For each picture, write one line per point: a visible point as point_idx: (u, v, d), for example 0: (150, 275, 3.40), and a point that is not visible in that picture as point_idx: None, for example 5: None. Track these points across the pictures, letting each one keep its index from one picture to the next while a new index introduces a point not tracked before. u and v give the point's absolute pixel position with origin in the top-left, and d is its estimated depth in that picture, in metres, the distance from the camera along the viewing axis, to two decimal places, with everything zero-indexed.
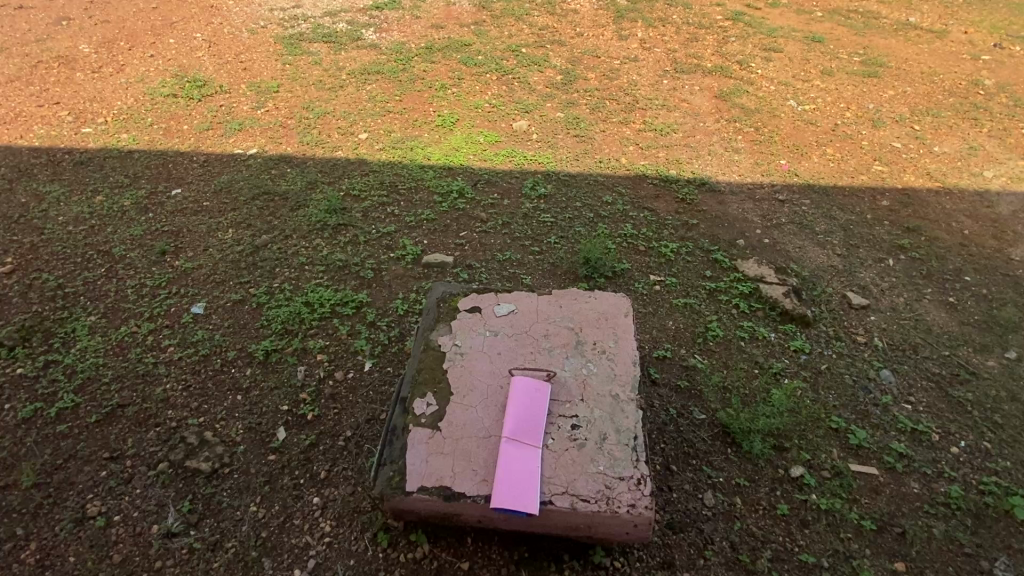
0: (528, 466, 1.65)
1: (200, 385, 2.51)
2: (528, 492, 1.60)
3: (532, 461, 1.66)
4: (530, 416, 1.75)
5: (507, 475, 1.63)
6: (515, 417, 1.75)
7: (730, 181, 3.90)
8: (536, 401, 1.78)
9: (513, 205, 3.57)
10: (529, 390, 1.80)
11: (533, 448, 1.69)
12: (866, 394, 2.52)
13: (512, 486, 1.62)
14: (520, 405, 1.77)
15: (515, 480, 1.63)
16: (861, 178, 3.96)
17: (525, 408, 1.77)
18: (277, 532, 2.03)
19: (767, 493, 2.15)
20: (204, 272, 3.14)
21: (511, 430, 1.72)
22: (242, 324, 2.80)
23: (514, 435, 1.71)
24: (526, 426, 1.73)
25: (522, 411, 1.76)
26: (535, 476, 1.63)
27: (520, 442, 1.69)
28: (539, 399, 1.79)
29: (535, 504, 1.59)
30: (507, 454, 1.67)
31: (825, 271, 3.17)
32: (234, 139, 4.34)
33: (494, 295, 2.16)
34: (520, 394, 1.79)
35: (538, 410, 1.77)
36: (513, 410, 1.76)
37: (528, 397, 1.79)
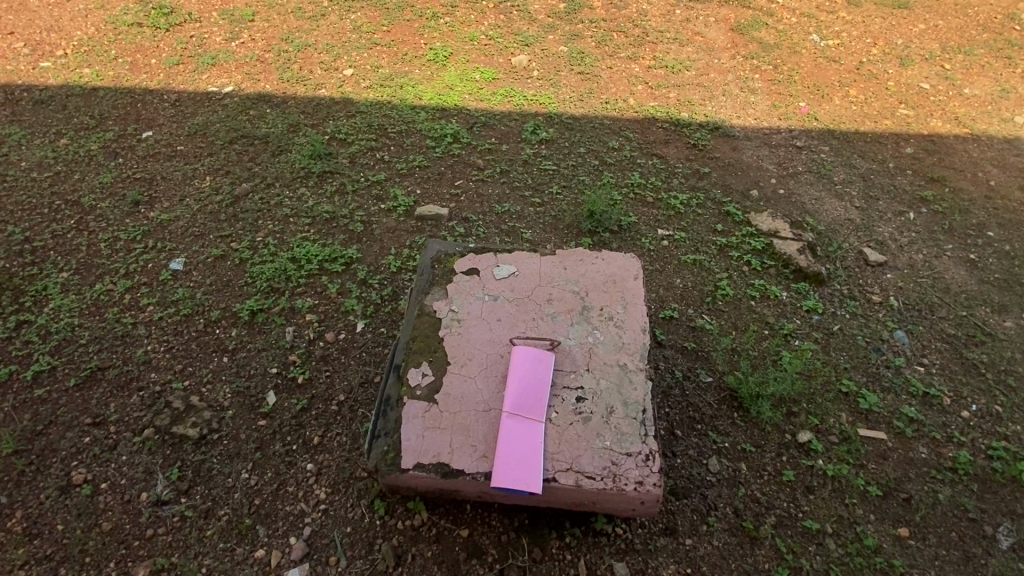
0: (530, 442, 1.56)
1: (184, 347, 2.39)
2: (530, 470, 1.52)
3: (535, 437, 1.56)
4: (533, 386, 1.64)
5: (508, 451, 1.54)
6: (516, 388, 1.64)
7: (745, 126, 3.63)
8: (538, 371, 1.66)
9: (512, 150, 3.31)
10: (531, 360, 1.68)
11: (536, 422, 1.59)
12: (879, 355, 2.43)
13: (513, 464, 1.53)
14: (521, 375, 1.66)
15: (517, 458, 1.53)
16: (885, 123, 3.70)
17: (526, 378, 1.65)
18: (271, 499, 1.98)
19: (773, 458, 2.10)
20: (182, 224, 2.93)
21: (511, 402, 1.61)
22: (224, 281, 2.63)
23: (515, 409, 1.60)
24: (528, 398, 1.62)
25: (524, 382, 1.64)
26: (538, 453, 1.54)
27: (522, 415, 1.59)
28: (541, 368, 1.67)
29: (538, 482, 1.51)
30: (508, 429, 1.57)
31: (842, 225, 2.99)
32: (208, 75, 3.97)
33: (493, 255, 2.00)
34: (521, 362, 1.68)
35: (541, 382, 1.65)
36: (514, 382, 1.65)
37: (530, 365, 1.67)
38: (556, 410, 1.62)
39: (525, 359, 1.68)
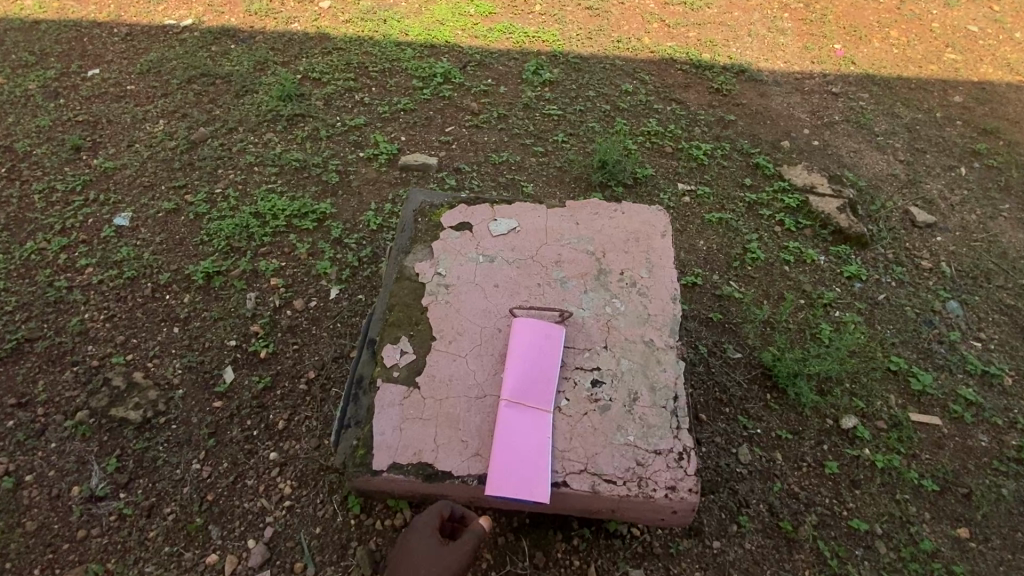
0: (536, 439, 1.25)
1: (127, 316, 2.04)
2: (536, 474, 1.21)
3: (541, 432, 1.25)
4: (539, 368, 1.32)
5: (508, 450, 1.23)
6: (518, 370, 1.31)
7: (774, 70, 3.21)
8: (545, 348, 1.34)
9: (511, 94, 2.90)
10: (537, 336, 1.35)
11: (542, 414, 1.28)
12: (930, 329, 2.12)
13: (515, 467, 1.21)
14: (524, 354, 1.33)
15: (519, 459, 1.22)
16: (929, 69, 3.29)
17: (531, 357, 1.32)
18: (226, 494, 1.67)
19: (813, 447, 1.81)
20: (129, 174, 2.54)
21: (512, 388, 1.29)
22: (177, 239, 2.26)
23: (516, 398, 1.28)
24: (532, 384, 1.30)
25: (527, 362, 1.32)
26: (545, 453, 1.23)
27: (525, 404, 1.28)
28: (549, 345, 1.34)
29: (545, 490, 1.20)
30: (508, 422, 1.26)
31: (884, 181, 2.63)
32: (164, 7, 3.48)
33: (489, 207, 1.64)
34: (523, 338, 1.35)
35: (549, 363, 1.32)
36: (515, 363, 1.32)
37: (536, 342, 1.34)
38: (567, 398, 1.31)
39: (529, 333, 1.35)
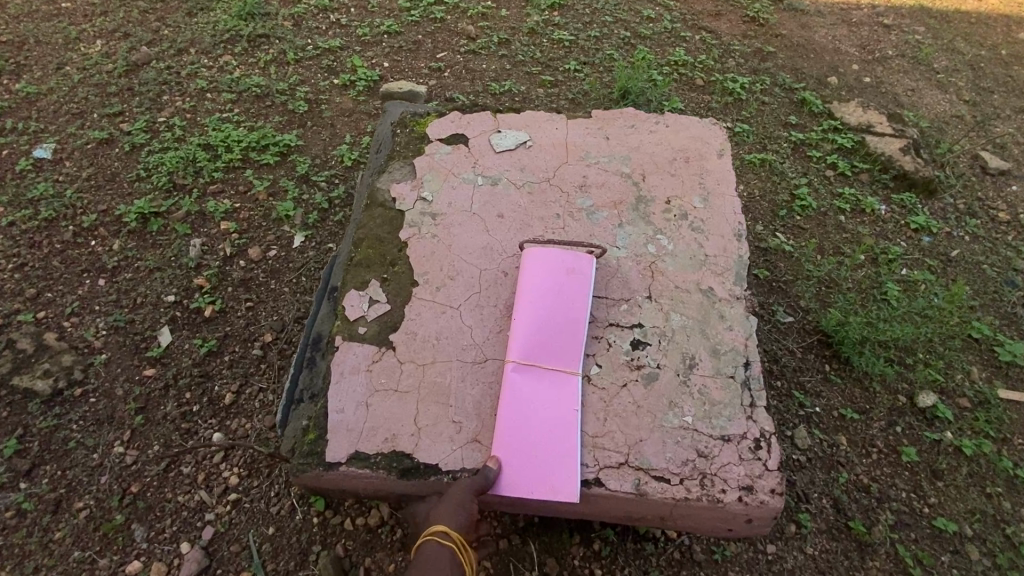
0: (557, 414, 0.92)
1: (41, 265, 1.65)
2: (558, 463, 0.88)
3: (565, 404, 0.92)
4: (556, 315, 0.97)
5: (518, 428, 0.90)
6: (530, 321, 0.96)
7: (816, 0, 2.79)
8: (564, 288, 0.98)
9: (514, 17, 2.47)
10: (555, 274, 0.99)
11: (564, 381, 0.94)
12: (1013, 290, 1.78)
13: (529, 452, 0.89)
14: (537, 296, 0.98)
15: (534, 442, 0.89)
16: (990, 3, 2.89)
17: (546, 301, 0.97)
18: (155, 485, 1.32)
19: (884, 430, 1.48)
20: (55, 99, 2.11)
21: (522, 345, 0.95)
22: (108, 175, 1.86)
23: (530, 359, 0.94)
24: (550, 340, 0.95)
25: (541, 307, 0.97)
26: (571, 434, 0.90)
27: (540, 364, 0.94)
28: (570, 284, 0.99)
29: (572, 488, 0.87)
30: (517, 390, 0.93)
31: (949, 122, 2.26)
32: None
33: (491, 118, 1.26)
34: (535, 277, 1.00)
35: (572, 311, 0.97)
36: (528, 312, 0.97)
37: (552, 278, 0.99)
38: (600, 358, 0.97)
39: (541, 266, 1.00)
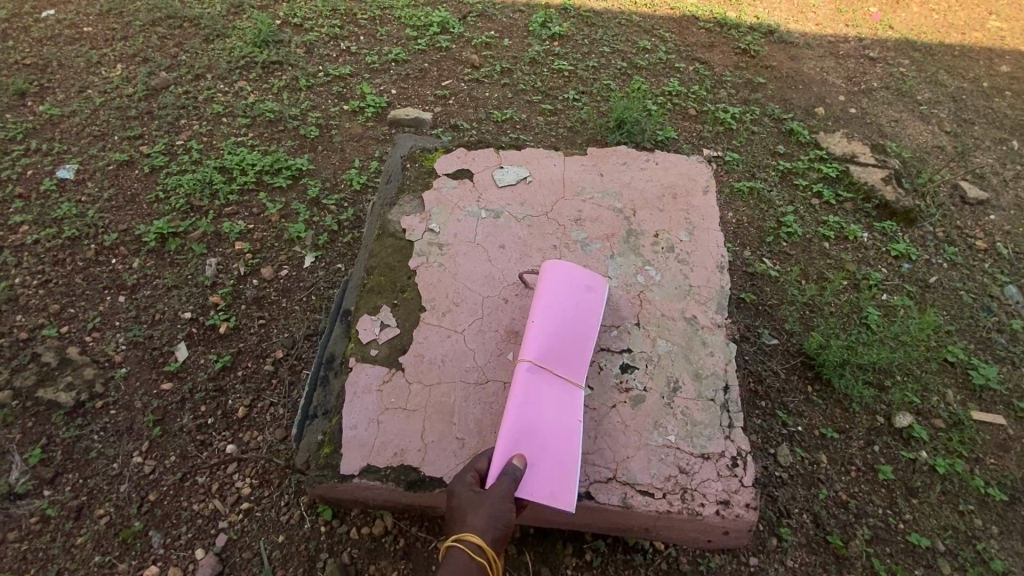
0: (560, 422, 0.98)
1: (65, 282, 1.75)
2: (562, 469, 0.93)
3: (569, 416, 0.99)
4: (571, 324, 1.04)
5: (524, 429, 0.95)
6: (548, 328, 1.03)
7: (805, 33, 2.92)
8: (581, 301, 1.07)
9: (516, 46, 2.60)
10: (572, 289, 1.08)
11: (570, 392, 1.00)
12: (989, 316, 1.86)
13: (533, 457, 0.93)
14: (556, 303, 1.05)
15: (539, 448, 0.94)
16: (974, 36, 3.00)
17: (564, 309, 1.05)
18: (171, 494, 1.40)
19: (862, 449, 1.55)
20: (78, 121, 2.22)
21: (537, 347, 1.01)
22: (128, 196, 1.96)
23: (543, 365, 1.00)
24: (565, 349, 1.02)
25: (559, 314, 1.04)
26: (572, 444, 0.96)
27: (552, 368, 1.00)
28: (586, 298, 1.08)
29: (570, 497, 0.92)
30: (528, 390, 0.98)
31: (931, 153, 2.37)
32: None
33: (494, 153, 1.36)
34: (554, 285, 1.07)
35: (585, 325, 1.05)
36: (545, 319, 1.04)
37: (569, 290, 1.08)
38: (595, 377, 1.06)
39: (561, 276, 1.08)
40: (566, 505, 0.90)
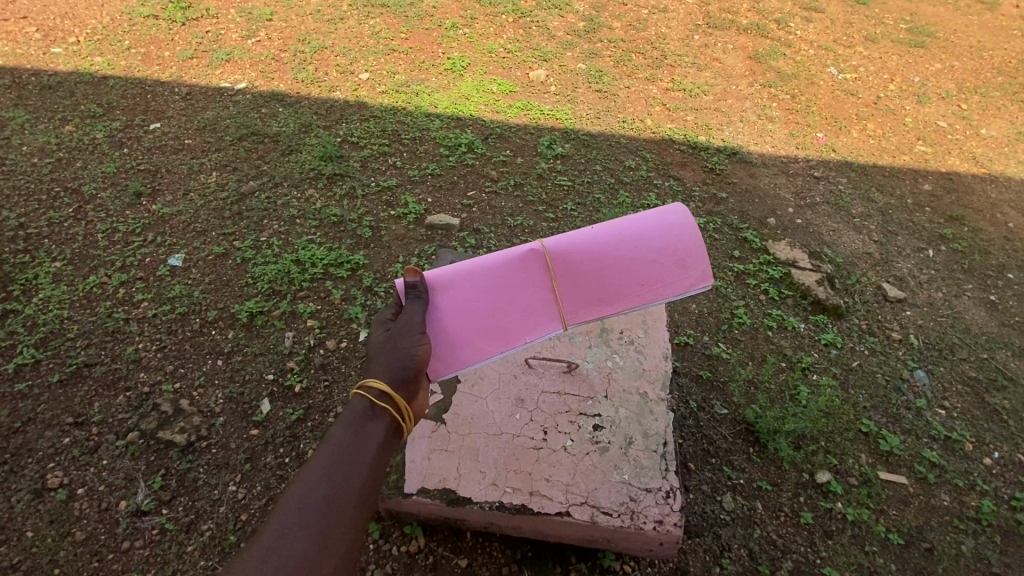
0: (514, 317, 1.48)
1: (177, 348, 2.28)
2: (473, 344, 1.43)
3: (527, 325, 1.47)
4: (618, 262, 1.49)
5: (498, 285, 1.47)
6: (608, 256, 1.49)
7: (763, 154, 3.57)
8: (646, 262, 1.48)
9: (526, 164, 3.26)
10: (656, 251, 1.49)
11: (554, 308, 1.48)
12: (899, 395, 2.34)
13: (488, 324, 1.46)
14: (626, 239, 1.49)
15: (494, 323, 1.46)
16: (903, 159, 3.65)
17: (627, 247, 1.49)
18: (258, 515, 1.86)
19: (790, 499, 1.99)
20: (184, 219, 2.84)
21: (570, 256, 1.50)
22: (224, 281, 2.54)
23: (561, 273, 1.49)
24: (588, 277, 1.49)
25: (619, 249, 1.48)
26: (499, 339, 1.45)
27: (563, 271, 1.48)
28: (657, 268, 1.48)
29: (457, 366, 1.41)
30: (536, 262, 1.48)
31: (860, 258, 2.93)
32: (220, 72, 3.88)
33: None
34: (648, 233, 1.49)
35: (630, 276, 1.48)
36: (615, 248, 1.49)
37: (654, 245, 1.49)
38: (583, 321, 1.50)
39: (658, 224, 1.50)
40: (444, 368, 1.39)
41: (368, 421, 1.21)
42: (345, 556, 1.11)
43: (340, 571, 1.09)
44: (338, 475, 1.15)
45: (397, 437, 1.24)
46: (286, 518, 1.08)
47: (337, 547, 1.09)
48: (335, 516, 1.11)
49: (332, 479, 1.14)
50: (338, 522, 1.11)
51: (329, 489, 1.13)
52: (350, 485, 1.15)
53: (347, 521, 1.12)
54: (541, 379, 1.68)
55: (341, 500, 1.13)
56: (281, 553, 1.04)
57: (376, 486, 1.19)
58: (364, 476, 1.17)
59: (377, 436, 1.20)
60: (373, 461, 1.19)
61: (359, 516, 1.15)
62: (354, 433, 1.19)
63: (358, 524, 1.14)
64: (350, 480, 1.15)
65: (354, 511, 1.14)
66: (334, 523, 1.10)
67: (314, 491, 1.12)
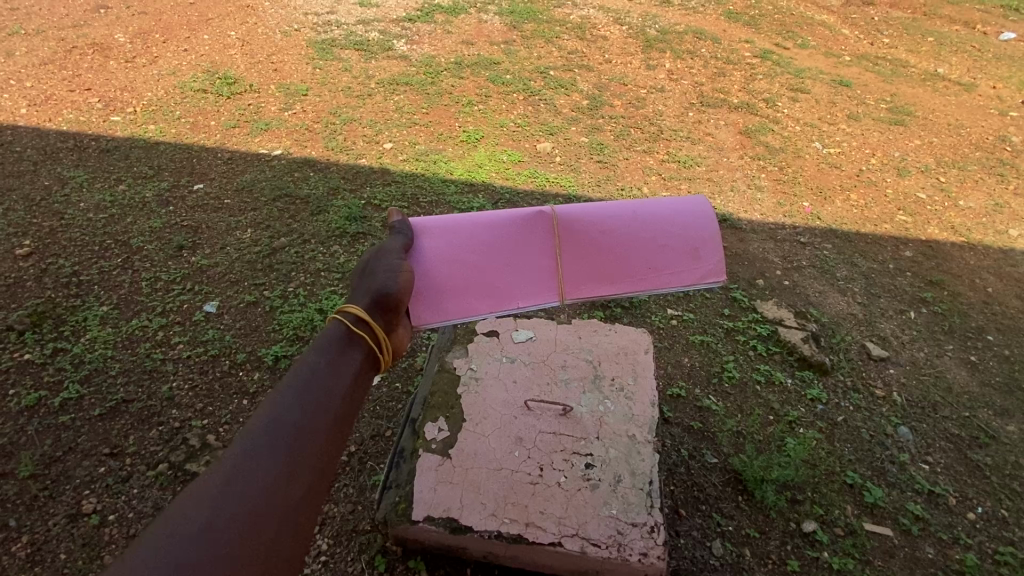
0: (513, 280, 1.64)
1: (207, 387, 2.52)
2: (467, 300, 1.59)
3: (522, 290, 1.63)
4: (633, 242, 1.69)
5: (511, 240, 1.66)
6: (621, 237, 1.69)
7: (752, 220, 3.85)
8: (662, 246, 1.69)
9: None
10: (672, 240, 1.70)
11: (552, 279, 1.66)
12: (883, 449, 2.45)
13: (486, 284, 1.61)
14: (648, 222, 1.71)
15: (492, 283, 1.62)
16: (885, 227, 3.91)
17: (642, 228, 1.70)
18: None
19: (778, 546, 2.08)
20: (220, 270, 3.13)
21: (582, 232, 1.68)
22: (253, 326, 2.80)
23: (569, 245, 1.67)
24: (598, 254, 1.68)
25: (639, 229, 1.69)
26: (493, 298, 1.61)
27: (579, 240, 1.67)
28: (669, 253, 1.68)
29: (445, 317, 1.57)
30: (555, 227, 1.68)
31: (844, 319, 3.11)
32: (260, 139, 4.31)
33: (513, 321, 2.18)
34: (665, 223, 1.71)
35: (641, 257, 1.68)
36: (632, 231, 1.69)
37: (672, 233, 1.70)
38: (583, 292, 1.66)
39: (679, 216, 1.72)
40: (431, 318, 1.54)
41: (344, 348, 1.29)
42: (316, 479, 1.11)
43: (310, 491, 1.09)
44: (312, 396, 1.19)
45: (371, 369, 1.33)
46: (257, 438, 1.09)
47: (308, 469, 1.10)
48: (307, 437, 1.13)
49: (305, 405, 1.17)
50: (312, 437, 1.13)
51: (301, 414, 1.15)
52: (322, 411, 1.18)
53: (319, 444, 1.14)
54: (539, 420, 1.85)
55: (315, 417, 1.16)
56: (252, 468, 1.05)
57: (348, 416, 1.22)
58: (336, 405, 1.20)
59: (352, 365, 1.28)
60: (347, 391, 1.24)
61: (331, 440, 1.16)
62: (328, 363, 1.25)
63: (331, 449, 1.16)
64: (322, 406, 1.18)
65: (326, 435, 1.16)
66: (306, 442, 1.12)
67: (285, 415, 1.14)
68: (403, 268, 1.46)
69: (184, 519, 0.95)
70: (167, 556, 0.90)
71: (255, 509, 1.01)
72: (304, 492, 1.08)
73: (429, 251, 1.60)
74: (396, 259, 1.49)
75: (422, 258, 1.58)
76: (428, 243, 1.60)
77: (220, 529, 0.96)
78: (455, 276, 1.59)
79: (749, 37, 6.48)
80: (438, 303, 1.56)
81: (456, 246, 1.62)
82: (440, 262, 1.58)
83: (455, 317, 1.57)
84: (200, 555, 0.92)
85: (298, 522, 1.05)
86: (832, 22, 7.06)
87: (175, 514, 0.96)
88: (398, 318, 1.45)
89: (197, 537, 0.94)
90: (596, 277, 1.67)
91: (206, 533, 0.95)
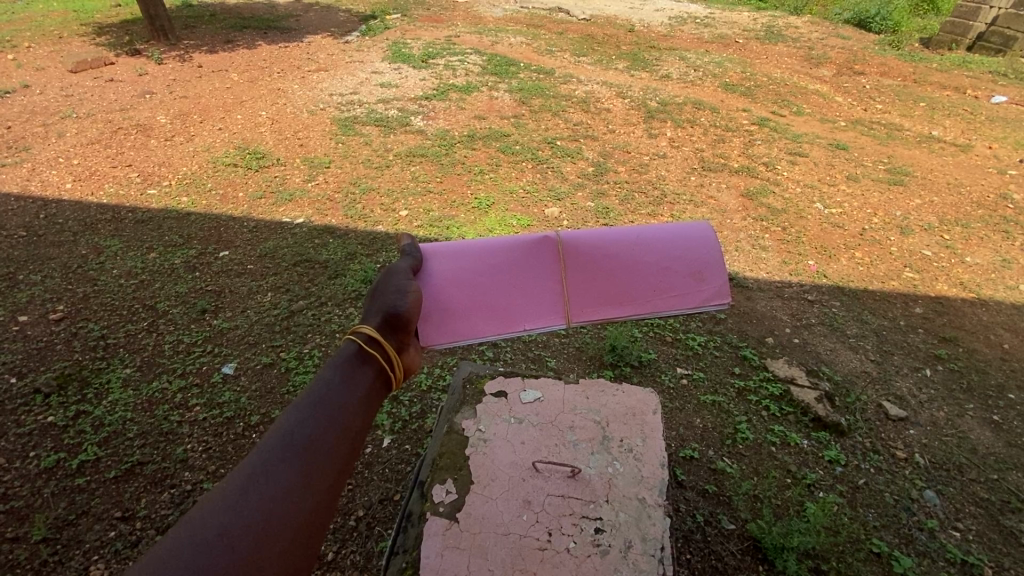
0: (520, 304, 1.68)
1: (220, 449, 2.56)
2: (474, 322, 1.63)
3: (529, 314, 1.67)
4: (640, 265, 1.73)
5: (518, 266, 1.71)
6: (626, 261, 1.73)
7: (758, 279, 3.91)
8: (668, 268, 1.73)
9: None
10: (677, 263, 1.74)
11: (558, 302, 1.69)
12: (910, 515, 2.35)
13: (492, 307, 1.66)
14: (655, 245, 1.76)
15: (498, 307, 1.66)
16: (893, 284, 3.93)
17: (648, 253, 1.75)
18: None
19: None
20: (239, 333, 3.24)
21: (589, 256, 1.73)
22: (268, 388, 2.87)
23: (575, 270, 1.72)
24: (605, 277, 1.72)
25: (645, 251, 1.74)
26: (499, 320, 1.65)
27: (585, 266, 1.72)
28: (676, 275, 1.72)
29: (451, 339, 1.59)
30: (563, 252, 1.73)
31: (858, 377, 3.07)
32: (284, 208, 4.57)
33: (521, 380, 2.22)
34: (669, 247, 1.76)
35: (646, 279, 1.72)
36: (637, 255, 1.74)
37: (678, 256, 1.75)
38: (591, 314, 1.69)
39: (683, 239, 1.77)
40: (438, 340, 1.57)
41: (357, 365, 1.26)
42: (327, 492, 1.07)
43: (322, 502, 1.06)
44: (326, 407, 1.16)
45: (383, 387, 1.29)
46: (270, 449, 1.08)
47: (319, 481, 1.07)
48: (319, 450, 1.10)
49: (319, 417, 1.14)
50: (326, 449, 1.11)
51: (314, 425, 1.13)
52: (335, 424, 1.15)
53: (331, 456, 1.10)
54: (547, 482, 1.85)
55: (330, 430, 1.13)
56: (262, 481, 1.03)
57: (361, 430, 1.18)
58: (348, 420, 1.17)
59: (365, 381, 1.25)
60: (360, 405, 1.20)
61: (342, 455, 1.13)
62: (341, 378, 1.23)
63: (342, 462, 1.12)
64: (334, 419, 1.15)
65: (338, 447, 1.12)
66: (319, 454, 1.09)
67: (298, 428, 1.12)
68: (410, 288, 1.48)
69: (193, 529, 0.94)
70: (177, 562, 0.89)
71: (264, 521, 0.98)
72: (314, 505, 1.04)
73: (439, 275, 1.65)
74: (405, 280, 1.51)
75: (433, 281, 1.62)
76: (438, 267, 1.65)
77: (230, 539, 0.94)
78: (464, 300, 1.64)
79: (746, 106, 6.84)
80: (446, 328, 1.60)
81: (465, 270, 1.67)
82: (449, 286, 1.63)
83: (464, 339, 1.60)
84: (210, 561, 0.90)
85: (311, 534, 1.02)
86: (826, 90, 7.44)
87: (186, 524, 0.95)
88: (410, 339, 1.43)
89: (204, 547, 0.92)
90: (603, 299, 1.71)
91: (216, 542, 0.93)
